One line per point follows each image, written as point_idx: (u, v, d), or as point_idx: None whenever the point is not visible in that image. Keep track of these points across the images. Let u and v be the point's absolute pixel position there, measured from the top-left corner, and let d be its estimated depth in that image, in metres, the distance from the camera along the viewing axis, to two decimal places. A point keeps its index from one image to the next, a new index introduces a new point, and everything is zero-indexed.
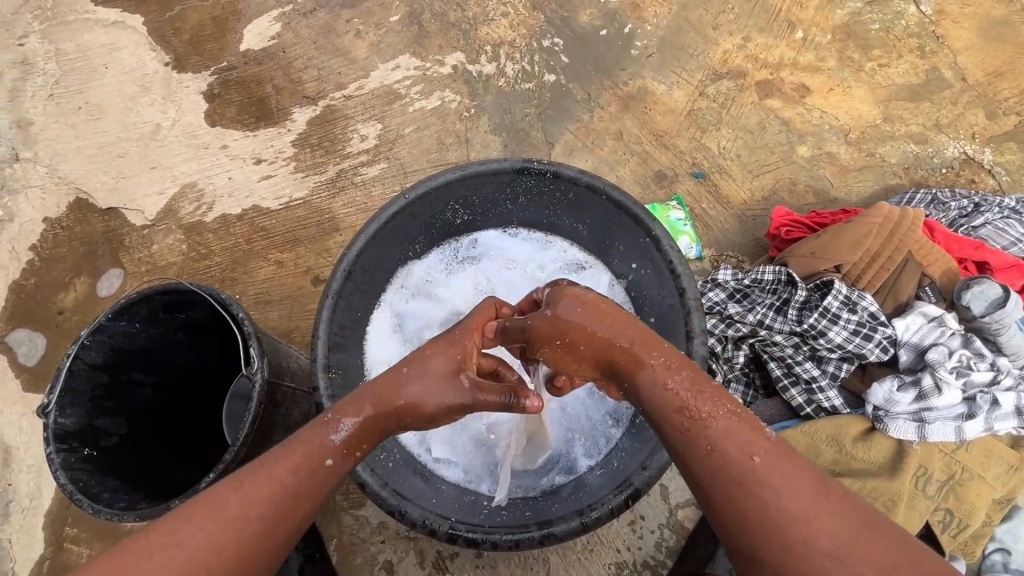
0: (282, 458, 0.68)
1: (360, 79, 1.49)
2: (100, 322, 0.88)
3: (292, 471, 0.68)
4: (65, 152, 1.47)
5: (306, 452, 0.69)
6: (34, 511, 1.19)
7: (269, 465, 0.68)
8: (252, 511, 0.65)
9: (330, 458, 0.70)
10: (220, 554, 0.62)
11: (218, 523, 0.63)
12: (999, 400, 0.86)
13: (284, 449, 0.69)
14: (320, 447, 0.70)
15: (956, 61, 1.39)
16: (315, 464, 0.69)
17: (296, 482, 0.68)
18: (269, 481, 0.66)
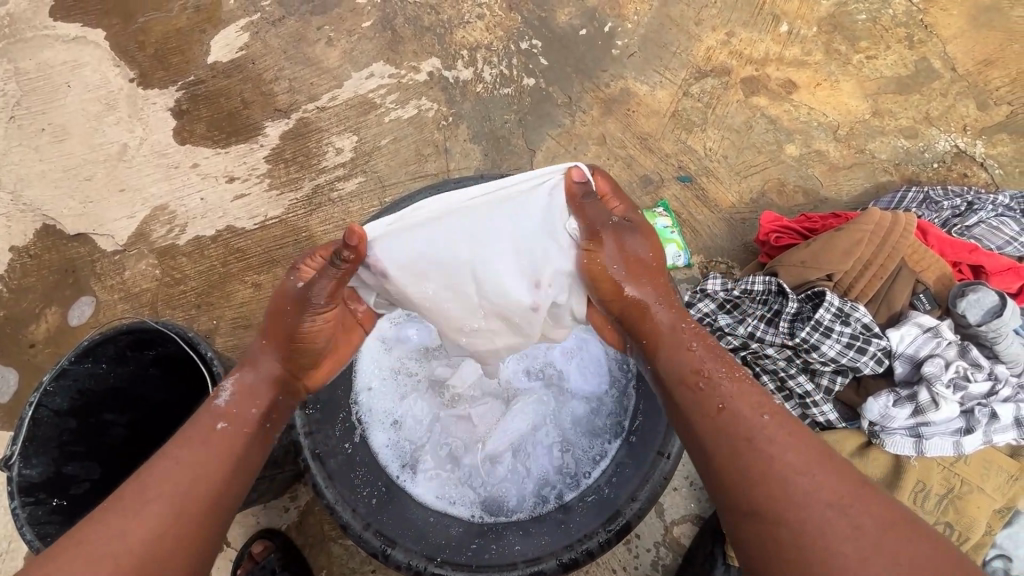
0: (179, 467, 0.69)
1: (333, 89, 1.44)
2: (62, 367, 0.84)
3: (190, 470, 0.70)
4: (30, 177, 1.42)
5: (211, 453, 0.72)
6: (10, 555, 1.15)
7: (159, 482, 0.68)
8: (168, 492, 0.67)
9: (221, 423, 0.75)
10: (165, 533, 0.65)
11: (136, 511, 0.65)
12: (998, 412, 0.83)
13: (184, 455, 0.71)
14: (231, 441, 0.74)
15: (945, 51, 1.35)
16: (218, 455, 0.72)
17: (196, 480, 0.69)
18: (164, 489, 0.68)
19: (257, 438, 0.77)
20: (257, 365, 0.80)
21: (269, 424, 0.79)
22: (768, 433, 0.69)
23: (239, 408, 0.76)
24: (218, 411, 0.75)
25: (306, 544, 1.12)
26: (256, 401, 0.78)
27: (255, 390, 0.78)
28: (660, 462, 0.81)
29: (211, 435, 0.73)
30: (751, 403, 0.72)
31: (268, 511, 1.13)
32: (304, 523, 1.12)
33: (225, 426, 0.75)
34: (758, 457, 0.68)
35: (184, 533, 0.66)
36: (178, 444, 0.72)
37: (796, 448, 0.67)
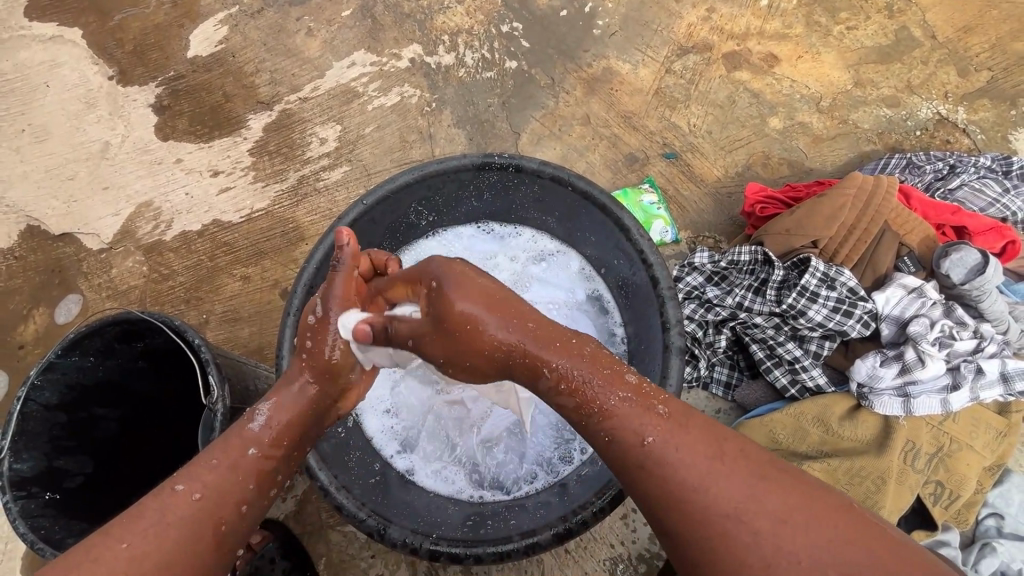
0: (130, 556, 0.54)
1: (315, 79, 1.43)
2: (49, 361, 0.83)
3: (150, 557, 0.54)
4: (12, 178, 1.41)
5: (167, 539, 0.56)
6: (9, 555, 1.14)
7: (103, 562, 0.53)
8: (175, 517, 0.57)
9: (251, 449, 0.64)
10: (171, 556, 0.55)
11: (167, 523, 0.57)
12: (984, 368, 0.84)
13: (140, 539, 0.55)
14: (205, 517, 0.58)
15: (924, 19, 1.36)
16: (181, 546, 0.56)
17: (160, 565, 0.54)
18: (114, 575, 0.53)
19: (234, 525, 0.60)
20: (270, 424, 0.65)
21: (274, 491, 0.65)
22: (671, 431, 0.55)
23: (213, 487, 0.60)
24: (193, 499, 0.59)
25: (305, 533, 1.11)
26: (241, 473, 0.62)
27: (258, 459, 0.63)
28: None
29: (180, 511, 0.58)
30: (679, 422, 0.55)
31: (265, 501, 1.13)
32: (302, 512, 1.12)
33: (227, 504, 0.60)
34: (666, 482, 0.53)
35: (187, 558, 0.56)
36: (135, 528, 0.56)
37: (692, 438, 0.54)
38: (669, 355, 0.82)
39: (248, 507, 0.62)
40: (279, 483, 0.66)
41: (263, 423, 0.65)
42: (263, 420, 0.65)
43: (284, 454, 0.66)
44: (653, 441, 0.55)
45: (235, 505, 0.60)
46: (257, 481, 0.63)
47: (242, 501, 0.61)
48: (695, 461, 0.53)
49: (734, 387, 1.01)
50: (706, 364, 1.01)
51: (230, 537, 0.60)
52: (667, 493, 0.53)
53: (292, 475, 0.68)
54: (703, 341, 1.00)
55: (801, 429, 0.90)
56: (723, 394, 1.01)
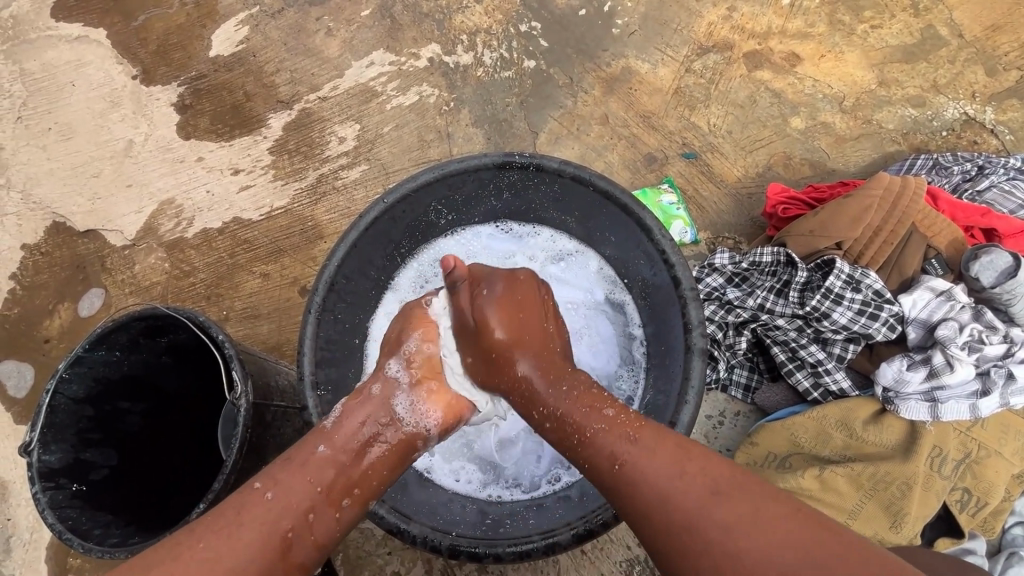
0: (202, 562, 0.58)
1: (334, 79, 1.44)
2: (77, 354, 0.85)
3: (225, 560, 0.58)
4: (39, 176, 1.43)
5: (234, 548, 0.59)
6: (35, 545, 1.16)
7: (177, 567, 0.57)
8: (246, 526, 0.61)
9: (321, 447, 0.68)
10: (242, 568, 0.58)
11: (235, 531, 0.60)
12: (1014, 373, 0.82)
13: (217, 539, 0.60)
14: (275, 522, 0.62)
15: (951, 18, 1.33)
16: (257, 544, 0.60)
17: (233, 569, 0.58)
18: (187, 575, 0.57)
19: (302, 532, 0.63)
20: (341, 426, 0.71)
21: (347, 503, 0.67)
22: (647, 448, 0.63)
23: (286, 488, 0.64)
24: (272, 502, 0.63)
25: None
26: (313, 478, 0.66)
27: (327, 463, 0.67)
28: (672, 432, 0.80)
29: (257, 509, 0.62)
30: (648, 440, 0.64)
31: None
32: None
33: (297, 510, 0.63)
34: (682, 514, 0.58)
35: (256, 566, 0.59)
36: (212, 528, 0.60)
37: (670, 457, 0.62)
38: (691, 356, 0.82)
39: (315, 515, 0.65)
40: (351, 493, 0.68)
41: (336, 424, 0.70)
42: (336, 422, 0.71)
43: (345, 466, 0.68)
44: (620, 460, 0.63)
45: (304, 511, 0.64)
46: (326, 492, 0.66)
47: (310, 510, 0.64)
48: (699, 502, 0.58)
49: (753, 389, 1.00)
50: (726, 366, 1.00)
51: (297, 546, 0.63)
52: (684, 527, 0.58)
53: (368, 488, 0.70)
54: (723, 342, 0.99)
55: (824, 433, 0.89)
56: (742, 396, 1.01)
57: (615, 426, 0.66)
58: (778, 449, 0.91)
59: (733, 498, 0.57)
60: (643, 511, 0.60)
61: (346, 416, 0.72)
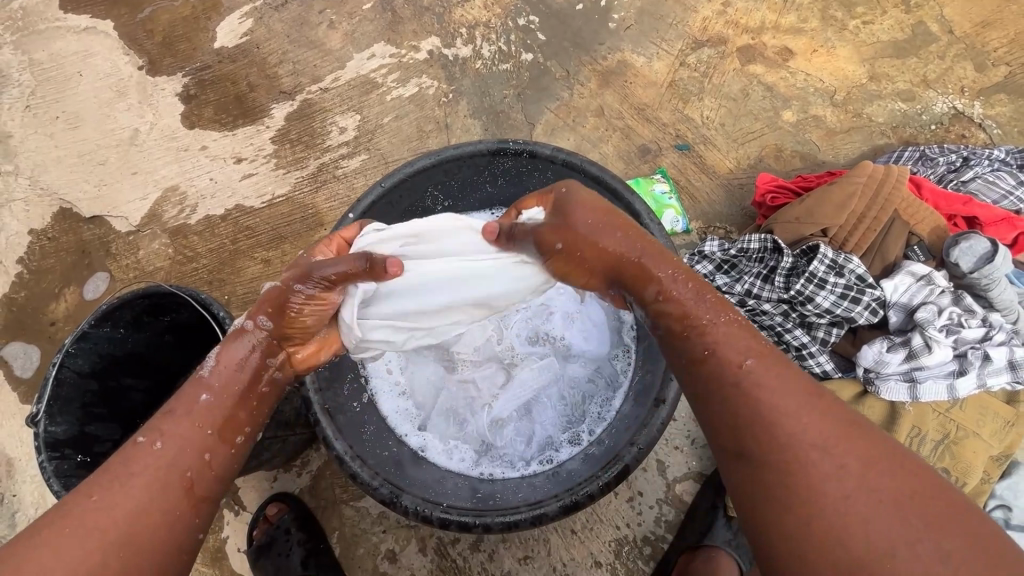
0: (96, 516, 0.58)
1: (336, 70, 1.47)
2: (83, 330, 0.88)
3: (119, 509, 0.59)
4: (46, 163, 1.46)
5: (125, 501, 0.60)
6: (39, 520, 1.19)
7: (73, 522, 0.58)
8: (134, 480, 0.61)
9: (203, 394, 0.67)
10: (136, 517, 0.59)
11: (123, 486, 0.60)
12: (991, 355, 0.84)
13: (107, 493, 0.60)
14: (169, 467, 0.63)
15: (942, 14, 1.36)
16: (153, 489, 0.61)
17: (130, 516, 0.59)
18: (84, 530, 0.57)
19: (201, 471, 0.64)
20: (219, 370, 0.69)
21: (242, 440, 0.69)
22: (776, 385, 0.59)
23: (171, 437, 0.64)
24: (161, 451, 0.63)
25: (319, 506, 1.15)
26: (200, 422, 0.66)
27: (211, 408, 0.67)
28: (657, 409, 0.82)
29: (146, 461, 0.62)
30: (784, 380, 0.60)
31: (281, 476, 1.16)
32: (316, 487, 1.15)
33: (191, 454, 0.64)
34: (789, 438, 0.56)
35: (152, 512, 0.60)
36: (101, 485, 0.60)
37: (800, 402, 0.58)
38: None
39: (212, 455, 0.66)
40: (244, 429, 0.69)
41: (213, 370, 0.69)
42: (214, 368, 0.69)
43: (233, 404, 0.68)
44: (734, 383, 0.60)
45: (197, 453, 0.65)
46: (217, 433, 0.67)
47: (204, 450, 0.65)
48: (818, 456, 0.54)
49: None
50: None
51: (199, 484, 0.64)
52: (782, 457, 0.55)
53: (259, 421, 0.71)
54: None
55: None
56: None
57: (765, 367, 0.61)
58: None
59: (859, 458, 0.53)
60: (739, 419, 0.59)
61: (222, 362, 0.69)
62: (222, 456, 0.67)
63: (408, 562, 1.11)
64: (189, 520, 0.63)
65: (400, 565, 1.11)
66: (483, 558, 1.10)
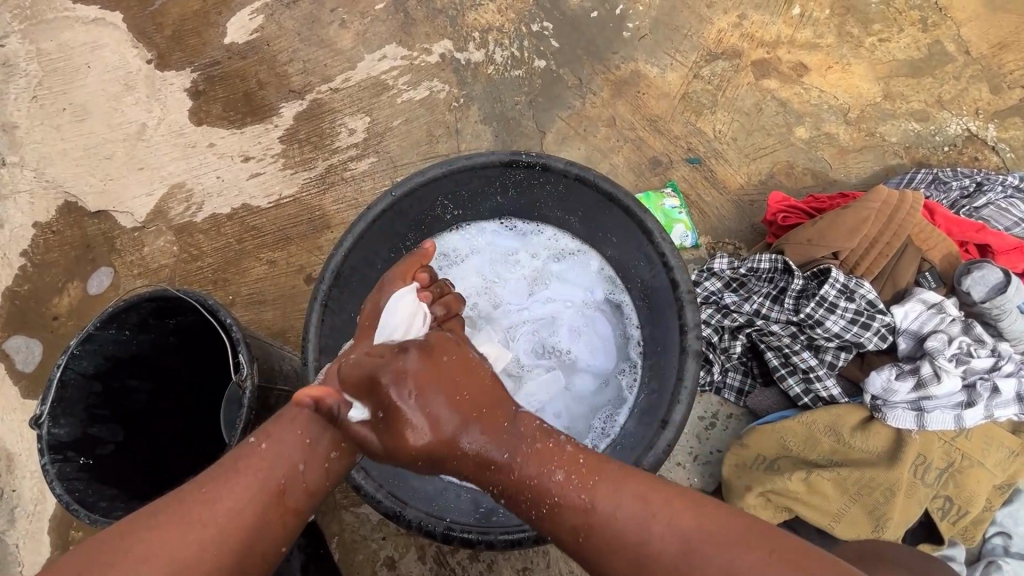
0: (201, 508, 0.60)
1: (346, 71, 1.46)
2: (88, 332, 0.88)
3: (221, 504, 0.61)
4: (52, 155, 1.45)
5: (227, 498, 0.61)
6: (38, 516, 1.19)
7: (180, 513, 0.60)
8: (238, 479, 0.63)
9: (309, 401, 0.68)
10: (233, 517, 0.60)
11: (230, 482, 0.62)
12: (1000, 386, 0.84)
13: (215, 488, 0.62)
14: (273, 471, 0.64)
15: (959, 34, 1.35)
16: (252, 493, 0.62)
17: (229, 515, 0.60)
18: (186, 519, 0.59)
19: (294, 481, 0.65)
20: (327, 382, 0.70)
21: (335, 455, 0.68)
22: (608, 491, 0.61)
23: (275, 441, 0.65)
24: (265, 454, 0.65)
25: (319, 511, 1.15)
26: (302, 429, 0.66)
27: (318, 418, 0.68)
28: (663, 430, 0.82)
29: (250, 459, 0.64)
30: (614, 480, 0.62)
31: None
32: None
33: (288, 460, 0.65)
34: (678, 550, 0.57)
35: (246, 515, 0.61)
36: (210, 476, 0.63)
37: (636, 512, 0.59)
38: (686, 357, 0.84)
39: (306, 466, 0.66)
40: (340, 446, 0.68)
41: (323, 380, 0.70)
42: (324, 380, 0.70)
43: (332, 421, 0.68)
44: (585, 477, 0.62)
45: (292, 462, 0.65)
46: (316, 444, 0.67)
47: (302, 461, 0.66)
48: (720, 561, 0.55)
49: (746, 393, 1.03)
50: (721, 369, 1.03)
51: (290, 494, 0.64)
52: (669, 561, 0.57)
53: (358, 441, 0.70)
54: (718, 345, 1.02)
55: (813, 437, 0.92)
56: (735, 399, 1.04)
57: (567, 487, 0.63)
58: (767, 451, 0.94)
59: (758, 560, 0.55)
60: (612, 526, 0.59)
61: (333, 372, 0.71)
62: (314, 468, 0.66)
63: (407, 569, 1.12)
64: (272, 529, 0.63)
65: (399, 572, 1.12)
66: (481, 568, 1.11)
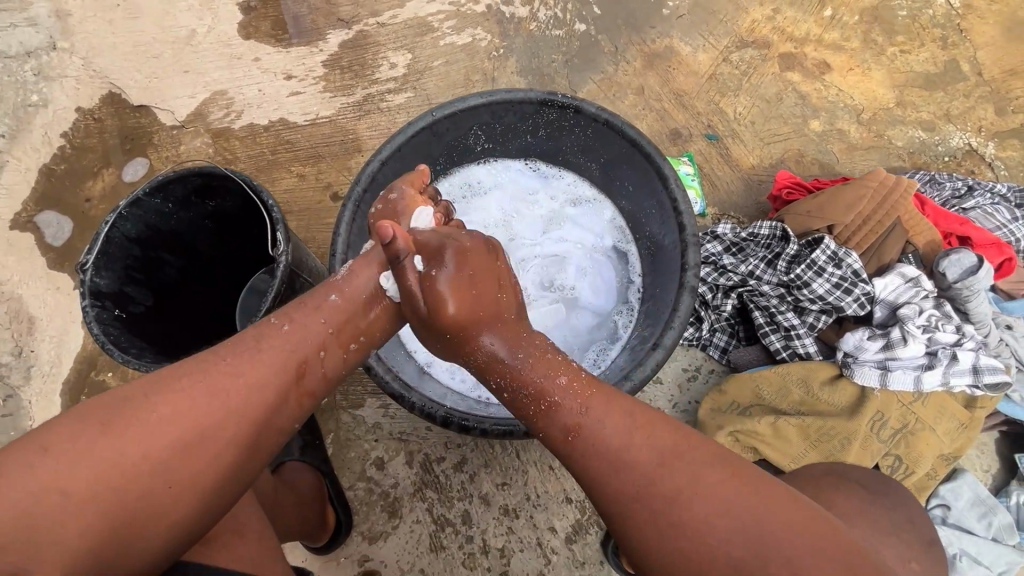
0: (222, 376, 0.65)
1: (395, 8, 1.51)
2: (138, 195, 0.95)
3: (244, 377, 0.65)
4: (101, 47, 1.50)
5: (248, 372, 0.66)
6: (53, 378, 1.26)
7: (179, 394, 0.62)
8: (259, 356, 0.67)
9: (331, 296, 0.74)
10: (254, 390, 0.65)
11: (250, 358, 0.67)
12: (959, 357, 0.93)
13: (238, 359, 0.66)
14: (291, 351, 0.69)
15: (974, 56, 1.43)
16: (268, 376, 0.67)
17: (250, 387, 0.65)
18: (205, 386, 0.63)
19: (314, 364, 0.70)
20: (350, 280, 0.76)
21: (354, 347, 0.74)
22: (599, 419, 0.63)
23: (297, 327, 0.70)
24: (280, 346, 0.69)
25: (319, 408, 1.22)
26: (324, 318, 0.72)
27: (338, 310, 0.73)
28: (653, 351, 0.90)
29: (274, 340, 0.69)
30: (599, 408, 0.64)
31: None
32: None
33: (309, 347, 0.70)
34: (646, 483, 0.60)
35: (266, 390, 0.66)
36: (232, 350, 0.67)
37: (621, 426, 0.63)
38: (682, 292, 0.92)
39: (325, 353, 0.71)
40: (358, 339, 0.74)
41: (346, 278, 0.76)
42: (347, 277, 0.76)
43: (357, 314, 0.74)
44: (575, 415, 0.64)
45: (315, 348, 0.70)
46: (336, 335, 0.72)
47: (321, 347, 0.71)
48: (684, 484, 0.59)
49: (730, 350, 1.12)
50: (710, 327, 1.12)
51: (309, 376, 0.70)
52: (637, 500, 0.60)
53: (373, 338, 0.76)
54: (711, 303, 1.11)
55: (786, 387, 1.00)
56: (718, 356, 1.12)
57: (570, 394, 0.66)
58: (741, 398, 1.03)
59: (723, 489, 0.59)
60: (603, 460, 0.62)
61: (355, 272, 0.77)
62: (330, 356, 0.72)
63: (394, 471, 1.19)
64: (283, 409, 0.68)
65: (386, 473, 1.19)
66: (463, 479, 1.18)
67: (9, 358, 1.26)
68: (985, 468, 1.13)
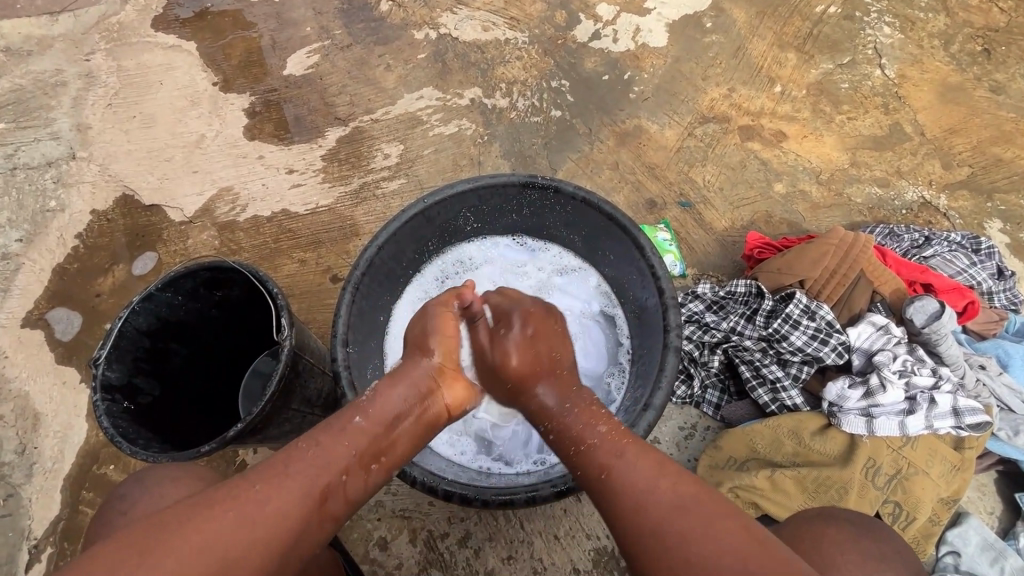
0: (255, 505, 0.65)
1: (387, 106, 1.67)
2: (150, 291, 1.02)
3: (270, 506, 0.65)
4: (117, 154, 1.63)
5: (273, 500, 0.66)
6: (55, 474, 1.26)
7: (217, 514, 0.63)
8: (286, 483, 0.67)
9: (357, 417, 0.75)
10: (279, 522, 0.65)
11: (280, 482, 0.67)
12: (938, 400, 0.97)
13: (268, 486, 0.67)
14: (316, 475, 0.69)
15: (915, 119, 1.58)
16: (293, 503, 0.67)
17: (276, 515, 0.65)
18: (229, 521, 0.63)
19: (337, 489, 0.70)
20: (375, 402, 0.78)
21: (376, 468, 0.74)
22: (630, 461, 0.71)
23: (325, 448, 0.71)
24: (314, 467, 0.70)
25: None
26: (351, 440, 0.73)
27: (361, 432, 0.74)
28: (645, 411, 0.93)
29: (300, 464, 0.69)
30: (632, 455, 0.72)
31: None
32: None
33: (332, 469, 0.70)
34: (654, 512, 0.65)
35: (290, 521, 0.66)
36: (263, 476, 0.68)
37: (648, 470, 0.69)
38: (667, 352, 0.97)
39: (348, 476, 0.71)
40: (380, 460, 0.75)
41: (371, 399, 0.78)
42: (372, 398, 0.78)
43: (382, 433, 0.75)
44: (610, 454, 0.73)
45: (339, 471, 0.71)
46: (360, 456, 0.73)
47: (345, 471, 0.71)
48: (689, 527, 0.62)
49: (723, 406, 1.15)
50: (701, 384, 1.16)
51: (332, 500, 0.70)
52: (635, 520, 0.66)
53: (396, 457, 0.77)
54: (699, 361, 1.15)
55: (778, 439, 1.03)
56: (712, 413, 1.15)
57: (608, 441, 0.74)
58: (737, 454, 1.05)
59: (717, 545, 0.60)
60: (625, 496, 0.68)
61: (380, 393, 0.79)
62: (355, 478, 0.72)
63: (398, 551, 1.17)
64: (311, 535, 0.68)
65: (390, 553, 1.17)
66: (468, 555, 1.17)
67: (12, 457, 1.27)
68: (989, 510, 1.13)
